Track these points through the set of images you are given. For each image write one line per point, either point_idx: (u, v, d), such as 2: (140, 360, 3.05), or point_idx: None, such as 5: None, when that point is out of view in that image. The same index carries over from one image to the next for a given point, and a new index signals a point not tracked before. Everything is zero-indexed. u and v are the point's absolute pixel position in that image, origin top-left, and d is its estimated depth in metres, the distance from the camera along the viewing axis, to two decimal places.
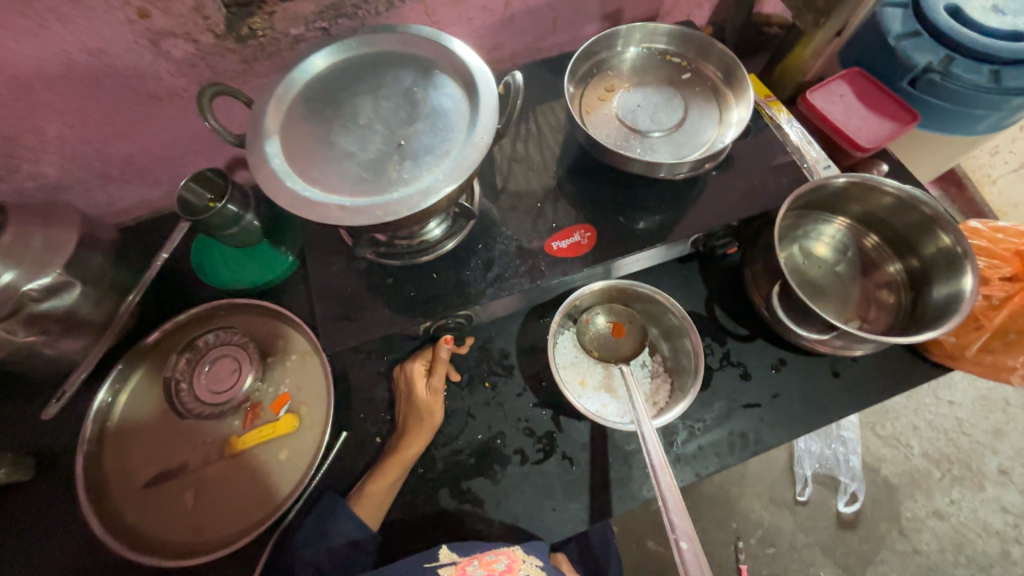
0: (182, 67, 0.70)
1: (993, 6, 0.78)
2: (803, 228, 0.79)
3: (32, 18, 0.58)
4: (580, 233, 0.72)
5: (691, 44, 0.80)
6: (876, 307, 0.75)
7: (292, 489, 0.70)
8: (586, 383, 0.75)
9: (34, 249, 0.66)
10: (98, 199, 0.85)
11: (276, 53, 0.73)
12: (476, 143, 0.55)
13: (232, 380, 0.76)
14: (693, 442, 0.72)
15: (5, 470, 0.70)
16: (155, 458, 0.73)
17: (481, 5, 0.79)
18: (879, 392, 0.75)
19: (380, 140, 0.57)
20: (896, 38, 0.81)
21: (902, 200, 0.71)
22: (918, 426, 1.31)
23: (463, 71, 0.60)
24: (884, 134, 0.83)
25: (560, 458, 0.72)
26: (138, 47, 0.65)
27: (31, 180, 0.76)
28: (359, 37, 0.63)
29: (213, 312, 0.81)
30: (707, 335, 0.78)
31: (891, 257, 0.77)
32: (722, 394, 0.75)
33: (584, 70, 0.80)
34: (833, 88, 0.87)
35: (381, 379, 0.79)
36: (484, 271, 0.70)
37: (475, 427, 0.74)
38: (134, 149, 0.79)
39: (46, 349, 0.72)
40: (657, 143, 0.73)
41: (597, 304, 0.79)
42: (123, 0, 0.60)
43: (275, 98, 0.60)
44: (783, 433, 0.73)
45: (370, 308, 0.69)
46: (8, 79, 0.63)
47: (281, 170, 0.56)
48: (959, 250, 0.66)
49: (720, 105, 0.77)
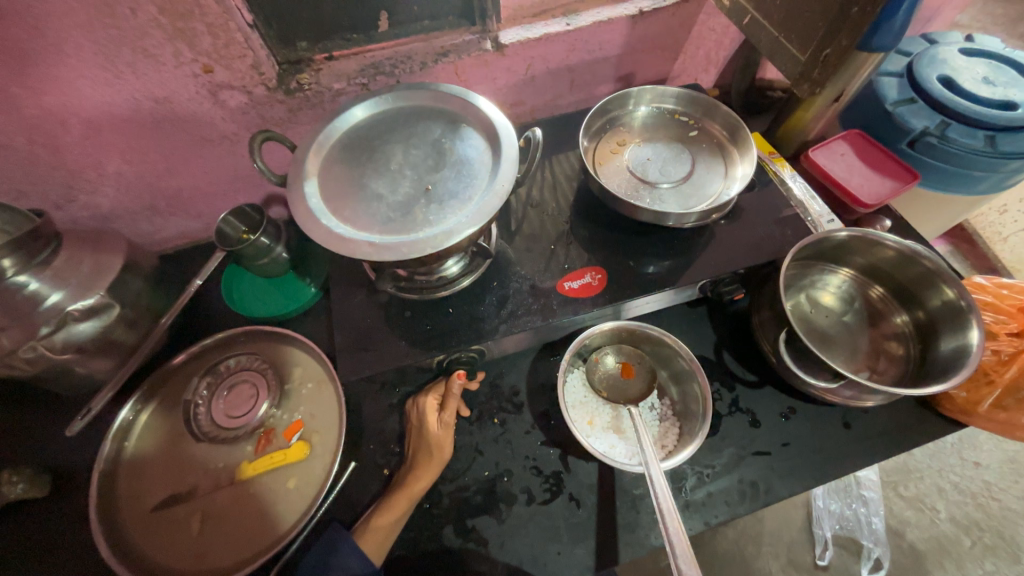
0: (235, 114, 0.77)
1: (982, 78, 0.85)
2: (808, 278, 0.82)
3: (112, 71, 0.66)
4: (591, 274, 0.76)
5: (698, 105, 0.86)
6: (885, 358, 0.76)
7: (297, 520, 0.70)
8: (594, 423, 0.75)
9: (82, 273, 0.71)
10: (143, 228, 0.92)
11: (319, 104, 0.81)
12: (497, 190, 0.59)
13: (249, 406, 0.78)
14: (702, 489, 0.71)
15: (22, 485, 0.73)
16: (167, 481, 0.74)
17: (506, 67, 0.87)
18: (893, 446, 0.74)
19: (409, 184, 0.62)
20: (893, 103, 0.88)
21: (905, 254, 0.73)
22: (944, 488, 1.25)
23: (487, 125, 0.66)
24: (886, 192, 0.87)
25: (567, 499, 0.72)
26: (199, 96, 0.73)
27: (86, 210, 0.83)
28: (394, 92, 0.70)
29: (236, 338, 0.84)
30: (716, 380, 0.79)
31: (897, 309, 0.78)
32: (731, 440, 0.74)
33: (598, 125, 0.86)
34: (834, 147, 0.92)
35: (393, 410, 0.80)
36: (498, 307, 0.73)
37: (482, 464, 0.74)
38: (182, 184, 0.86)
39: (78, 367, 0.75)
40: (666, 194, 0.78)
41: (607, 345, 0.81)
42: (192, 58, 0.68)
43: (316, 144, 0.66)
44: (794, 484, 0.71)
45: (387, 340, 0.72)
46: (82, 121, 0.70)
47: (317, 208, 0.61)
48: (964, 304, 0.68)
49: (726, 160, 0.82)
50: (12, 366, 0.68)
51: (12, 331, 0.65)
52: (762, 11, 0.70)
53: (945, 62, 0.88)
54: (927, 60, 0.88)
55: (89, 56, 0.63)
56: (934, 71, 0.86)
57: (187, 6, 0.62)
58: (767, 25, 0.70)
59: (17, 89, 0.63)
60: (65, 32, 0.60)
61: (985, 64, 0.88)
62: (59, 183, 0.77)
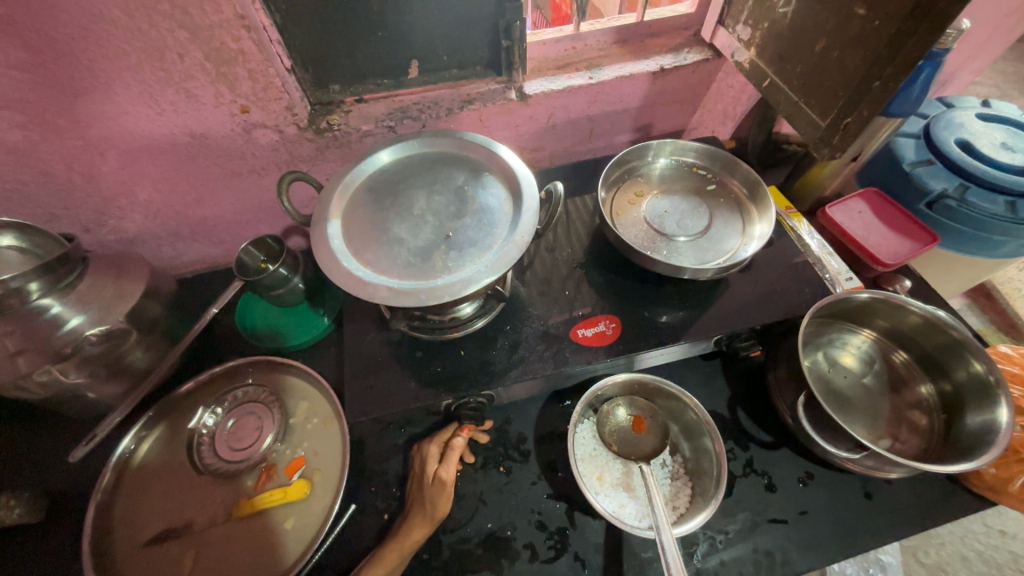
0: (265, 151, 0.80)
1: (1001, 144, 0.85)
2: (828, 336, 0.80)
3: (154, 108, 0.69)
4: (605, 323, 0.75)
5: (717, 160, 0.88)
6: (908, 427, 0.73)
7: (293, 563, 0.68)
8: (603, 479, 0.74)
9: (105, 297, 0.72)
10: (165, 253, 0.94)
11: (346, 144, 0.83)
12: (517, 241, 0.60)
13: (253, 438, 0.77)
14: (714, 557, 0.68)
15: (20, 509, 0.72)
16: (163, 512, 0.72)
17: (528, 115, 0.90)
18: (917, 520, 0.70)
19: (430, 230, 0.63)
20: (909, 164, 0.88)
21: (930, 321, 0.72)
22: (967, 557, 1.18)
23: (510, 175, 0.68)
24: (905, 252, 0.86)
25: (572, 558, 0.69)
26: (233, 134, 0.76)
27: (113, 234, 0.85)
28: (421, 139, 0.72)
29: (244, 367, 0.84)
30: (730, 439, 0.77)
31: (921, 377, 0.76)
32: (746, 504, 0.71)
33: (616, 175, 0.88)
34: (852, 204, 0.92)
35: (397, 451, 0.79)
36: (509, 352, 0.73)
37: (486, 515, 0.72)
38: (208, 214, 0.89)
39: (90, 391, 0.75)
40: (682, 247, 0.78)
41: (618, 396, 0.80)
42: (232, 99, 0.71)
43: (343, 185, 0.68)
44: (813, 557, 0.68)
45: (397, 379, 0.71)
46: (121, 152, 0.73)
47: (339, 250, 0.62)
48: (992, 378, 0.66)
49: (744, 216, 0.82)
50: (24, 388, 0.69)
51: (32, 354, 0.66)
52: (782, 76, 0.73)
53: (962, 126, 0.87)
54: (944, 122, 0.88)
55: (135, 94, 0.66)
56: (951, 134, 0.86)
57: (232, 54, 0.66)
58: (787, 90, 0.73)
59: (64, 122, 0.66)
60: (116, 72, 0.63)
61: (1004, 129, 0.87)
62: (91, 209, 0.79)
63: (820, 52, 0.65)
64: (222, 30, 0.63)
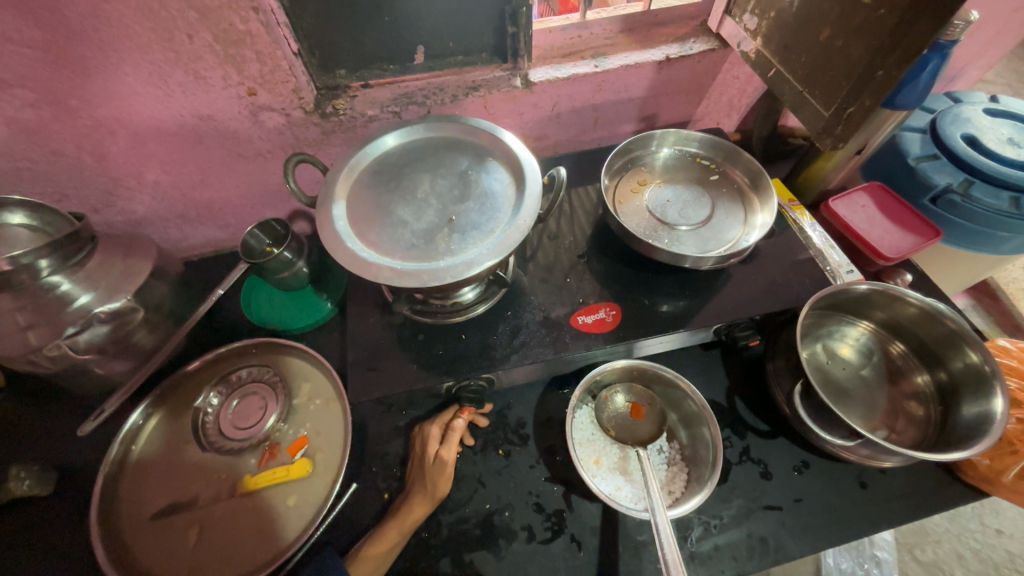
0: (272, 134, 0.81)
1: (1008, 139, 0.84)
2: (827, 328, 0.81)
3: (163, 89, 0.70)
4: (605, 310, 0.75)
5: (720, 150, 0.88)
6: (905, 418, 0.74)
7: (296, 538, 0.69)
8: (601, 463, 0.75)
9: (113, 276, 0.73)
10: (172, 235, 0.95)
11: (351, 128, 0.84)
12: (519, 225, 0.60)
13: (257, 417, 0.78)
14: (708, 541, 0.69)
15: (29, 481, 0.74)
16: (170, 487, 0.74)
17: (533, 103, 0.90)
18: (910, 510, 0.71)
19: (433, 213, 0.64)
20: (915, 159, 0.88)
21: (927, 312, 0.73)
22: (963, 555, 1.19)
23: (513, 161, 0.68)
24: (907, 246, 0.86)
25: (568, 540, 0.70)
26: (241, 116, 0.77)
27: (122, 215, 0.86)
28: (427, 123, 0.73)
29: (248, 348, 0.85)
30: (727, 427, 0.78)
31: (918, 368, 0.77)
32: (741, 491, 0.72)
33: (619, 164, 0.88)
34: (855, 198, 0.92)
35: (398, 434, 0.80)
36: (510, 337, 0.73)
37: (484, 496, 0.73)
38: (214, 196, 0.90)
39: (98, 367, 0.77)
40: (684, 236, 0.78)
41: (617, 382, 0.81)
42: (239, 81, 0.72)
43: (347, 167, 0.69)
44: (806, 543, 0.69)
45: (398, 362, 0.72)
46: (130, 133, 0.74)
47: (343, 231, 0.62)
48: (988, 369, 0.66)
49: (746, 206, 0.83)
50: (36, 362, 0.70)
51: (42, 329, 0.67)
52: (787, 65, 0.73)
53: (969, 120, 0.87)
54: (951, 117, 0.88)
55: (144, 75, 0.67)
56: (958, 129, 0.86)
57: (240, 35, 0.66)
58: (791, 80, 0.73)
59: (75, 101, 0.67)
60: (126, 52, 0.64)
61: (1012, 125, 0.87)
62: (100, 189, 0.80)
63: (825, 42, 0.65)
64: (231, 11, 0.63)
